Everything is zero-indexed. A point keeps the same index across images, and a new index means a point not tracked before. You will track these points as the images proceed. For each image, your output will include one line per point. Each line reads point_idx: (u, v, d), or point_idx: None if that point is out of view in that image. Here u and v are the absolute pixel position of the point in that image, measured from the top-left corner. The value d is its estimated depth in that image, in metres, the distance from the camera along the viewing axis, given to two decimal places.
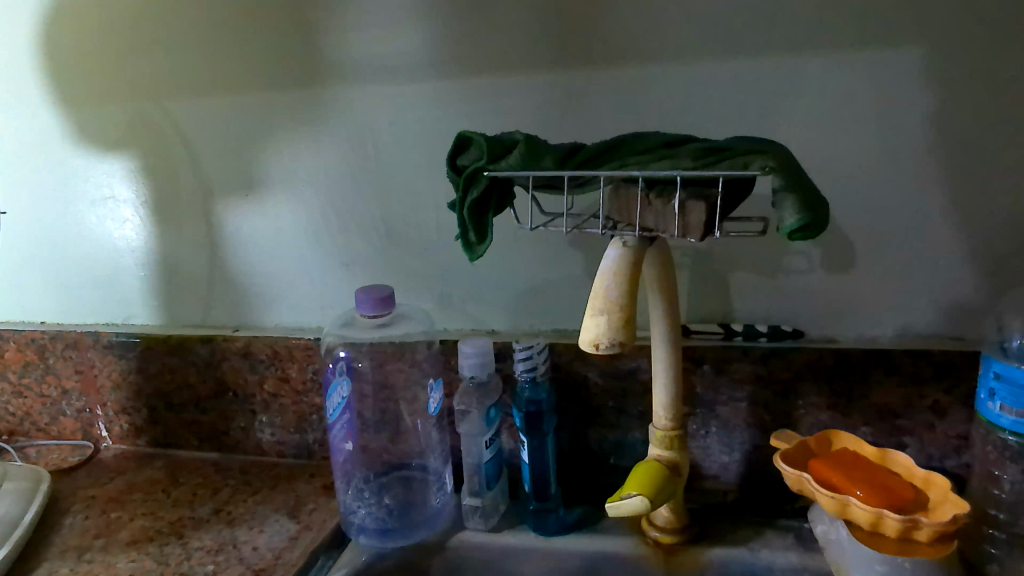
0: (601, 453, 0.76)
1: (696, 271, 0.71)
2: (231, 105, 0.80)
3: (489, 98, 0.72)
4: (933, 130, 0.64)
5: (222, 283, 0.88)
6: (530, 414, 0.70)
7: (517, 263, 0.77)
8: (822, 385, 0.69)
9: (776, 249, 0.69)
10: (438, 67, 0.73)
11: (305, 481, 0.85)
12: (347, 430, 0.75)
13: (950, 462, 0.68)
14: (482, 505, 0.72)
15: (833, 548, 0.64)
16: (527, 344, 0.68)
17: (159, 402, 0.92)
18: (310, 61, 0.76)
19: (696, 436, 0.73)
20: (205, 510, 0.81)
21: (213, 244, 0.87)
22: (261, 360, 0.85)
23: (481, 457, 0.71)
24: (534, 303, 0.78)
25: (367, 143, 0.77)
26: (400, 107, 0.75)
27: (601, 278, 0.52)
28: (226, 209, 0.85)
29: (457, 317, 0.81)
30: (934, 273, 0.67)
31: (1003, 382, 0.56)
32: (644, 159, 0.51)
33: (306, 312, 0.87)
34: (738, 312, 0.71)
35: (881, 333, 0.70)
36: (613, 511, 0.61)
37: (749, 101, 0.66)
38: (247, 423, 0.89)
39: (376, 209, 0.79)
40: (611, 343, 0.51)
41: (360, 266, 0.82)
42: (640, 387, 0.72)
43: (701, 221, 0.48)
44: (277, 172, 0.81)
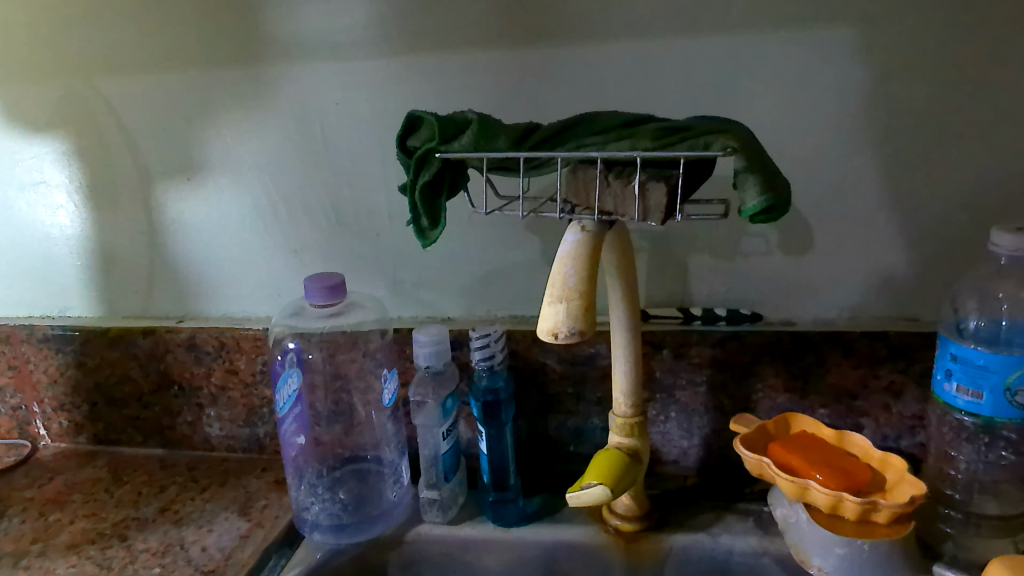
0: (560, 441, 0.74)
1: (654, 255, 0.70)
2: (167, 84, 0.76)
3: (440, 77, 0.70)
4: (888, 109, 0.64)
5: (164, 271, 0.85)
6: (487, 403, 0.68)
7: (472, 249, 0.75)
8: (781, 367, 0.68)
9: (733, 231, 0.68)
10: (387, 44, 0.70)
11: (256, 477, 0.82)
12: (299, 423, 0.72)
13: (905, 442, 0.68)
14: (440, 497, 0.70)
15: (793, 531, 0.63)
16: (484, 332, 0.66)
17: (99, 397, 0.87)
18: (252, 37, 0.73)
19: (655, 421, 0.72)
20: (150, 510, 0.78)
21: (153, 230, 0.83)
22: (207, 351, 0.82)
23: (438, 449, 0.69)
24: (490, 289, 0.77)
25: (313, 124, 0.74)
26: (349, 86, 0.72)
27: (559, 262, 0.50)
28: (165, 194, 0.81)
29: (411, 304, 0.79)
30: (889, 254, 0.67)
31: (959, 363, 0.56)
32: (601, 140, 0.49)
33: (254, 301, 0.84)
34: (697, 295, 0.71)
35: (837, 315, 0.70)
36: (573, 501, 0.60)
37: (705, 80, 0.65)
38: (194, 417, 0.86)
39: (325, 193, 0.77)
40: (571, 332, 0.49)
41: (310, 252, 0.79)
42: (599, 373, 0.71)
43: (661, 203, 0.47)
44: (219, 154, 0.78)
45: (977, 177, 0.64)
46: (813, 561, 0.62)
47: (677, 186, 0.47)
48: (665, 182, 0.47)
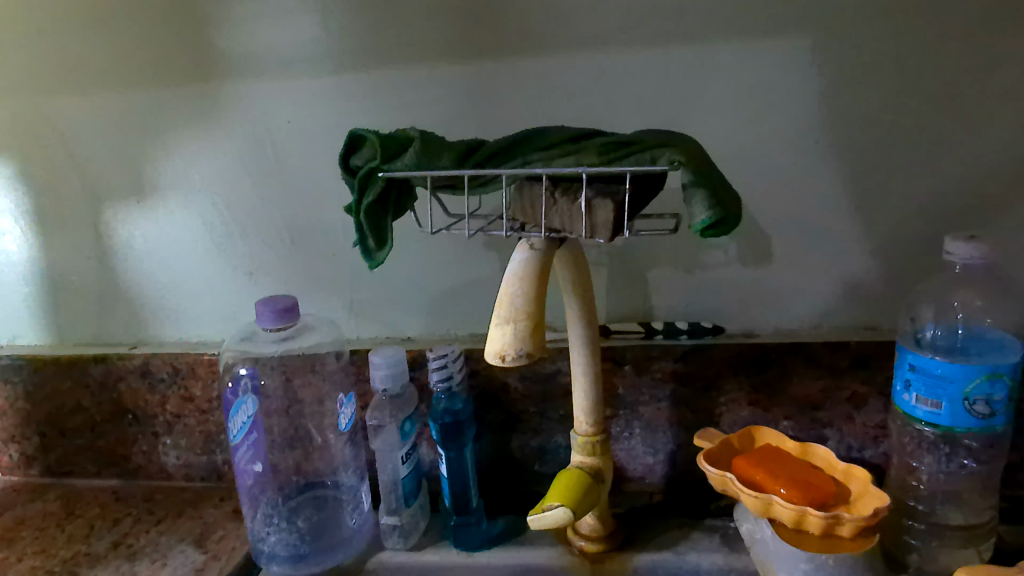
0: (524, 460, 0.73)
1: (614, 269, 0.69)
2: (115, 104, 0.74)
3: (393, 93, 0.68)
4: (842, 118, 0.63)
5: (117, 297, 0.82)
6: (448, 425, 0.67)
7: (430, 267, 0.74)
8: (743, 380, 0.68)
9: (693, 244, 0.68)
10: (338, 61, 0.69)
11: (215, 506, 0.80)
12: (254, 451, 0.69)
13: (869, 452, 0.68)
14: (400, 523, 0.68)
15: (758, 547, 0.63)
16: (441, 352, 0.65)
17: (52, 428, 0.84)
18: (201, 55, 0.71)
19: (620, 437, 0.71)
20: (103, 544, 0.75)
21: (104, 254, 0.80)
22: (161, 378, 0.80)
23: (397, 474, 0.67)
24: (449, 307, 0.75)
25: (265, 143, 0.72)
26: (300, 105, 0.70)
27: (506, 283, 0.49)
28: (116, 216, 0.79)
29: (370, 324, 0.77)
30: (848, 263, 0.67)
31: (917, 373, 0.55)
32: (549, 154, 0.48)
33: (209, 325, 0.81)
34: (658, 309, 0.70)
35: (799, 325, 0.69)
36: (536, 523, 0.58)
37: (660, 92, 0.65)
38: (150, 446, 0.83)
39: (279, 213, 0.75)
40: (518, 354, 0.48)
41: (265, 274, 0.77)
42: (561, 390, 0.70)
43: (609, 220, 0.45)
44: (170, 175, 0.76)
45: (932, 185, 0.64)
46: None
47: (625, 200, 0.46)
48: (611, 198, 0.46)
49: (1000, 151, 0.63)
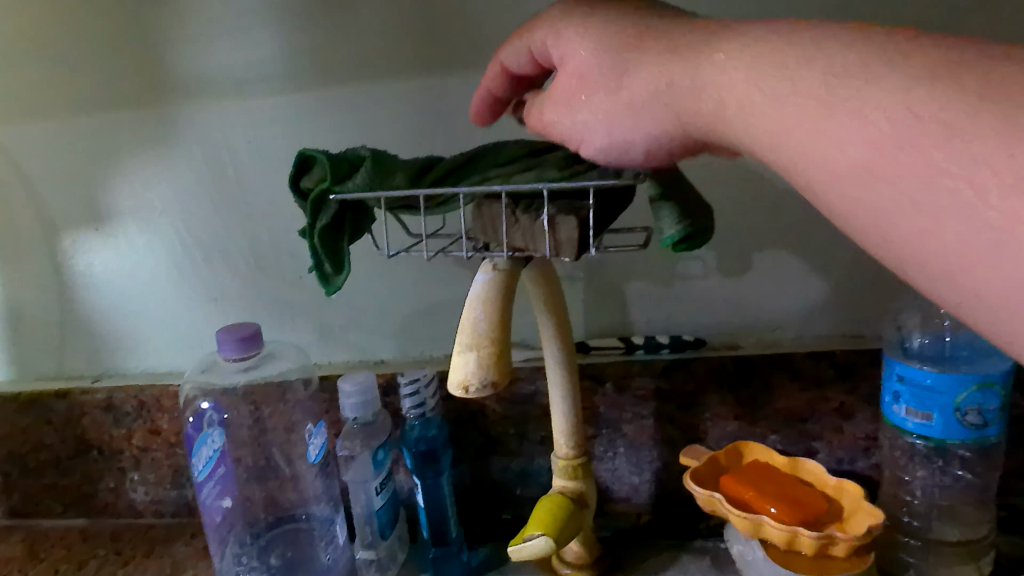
0: (505, 485, 0.70)
1: (590, 283, 0.67)
2: (66, 128, 0.70)
3: (355, 109, 0.66)
4: None
5: (76, 329, 0.78)
6: (423, 452, 0.64)
7: (401, 287, 0.71)
8: (727, 394, 0.65)
9: (671, 254, 0.65)
10: (297, 78, 0.66)
11: (186, 543, 0.76)
12: (222, 486, 0.66)
13: (861, 464, 0.65)
14: (377, 556, 0.66)
15: (750, 569, 0.60)
16: (413, 377, 0.62)
17: (14, 467, 0.80)
18: (154, 74, 0.67)
19: (603, 457, 0.68)
20: None
21: (60, 285, 0.76)
22: (126, 412, 0.75)
23: (371, 506, 0.65)
24: (422, 328, 0.73)
25: (225, 164, 0.69)
26: (259, 124, 0.67)
27: (469, 307, 0.47)
28: (71, 245, 0.74)
29: (341, 348, 0.74)
30: (832, 270, 0.65)
31: (906, 384, 0.53)
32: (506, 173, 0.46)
33: (174, 355, 0.78)
34: (637, 324, 0.67)
35: (784, 335, 0.67)
36: (516, 554, 0.55)
37: None
38: (117, 482, 0.79)
39: (242, 236, 0.71)
40: (483, 384, 0.46)
41: (231, 300, 0.74)
42: (540, 411, 0.67)
43: (573, 238, 0.43)
44: (128, 201, 0.72)
45: None
46: None
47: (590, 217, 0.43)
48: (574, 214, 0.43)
49: None
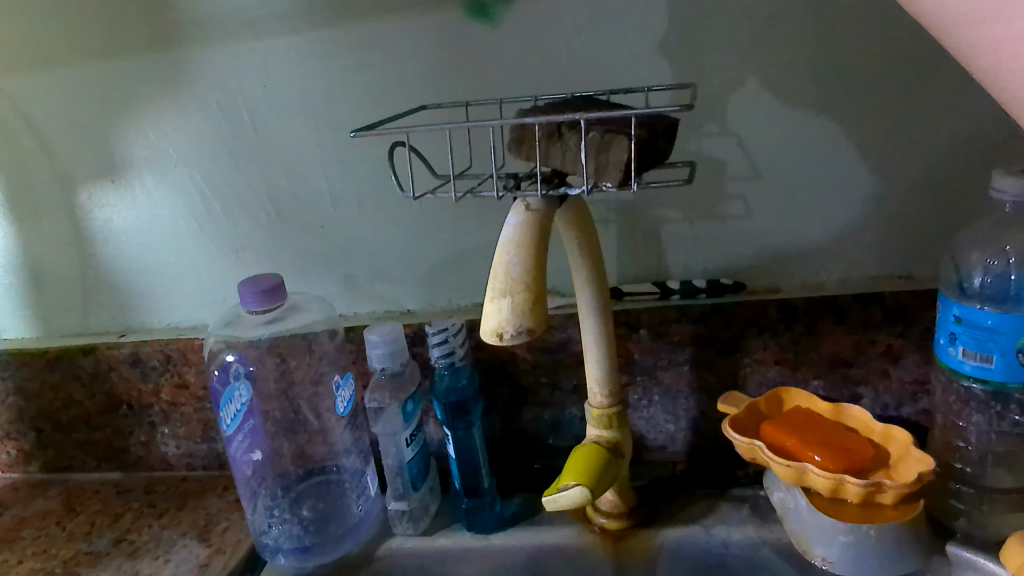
0: (537, 435, 0.69)
1: (623, 227, 0.64)
2: (75, 76, 0.68)
3: (372, 48, 0.62)
4: (871, 47, 0.57)
5: (100, 284, 0.76)
6: (453, 403, 0.62)
7: (426, 235, 0.69)
8: (769, 339, 0.63)
9: (709, 195, 0.62)
10: (310, 15, 0.62)
11: (218, 496, 0.76)
12: (251, 440, 0.65)
13: (907, 410, 0.63)
14: (409, 508, 0.65)
15: (791, 518, 0.59)
16: (441, 326, 0.60)
17: (46, 423, 0.80)
18: (163, 16, 0.64)
19: (637, 406, 0.66)
20: (104, 543, 0.72)
21: (80, 239, 0.75)
22: (152, 367, 0.74)
23: (402, 457, 0.64)
24: (449, 277, 0.70)
25: (240, 110, 0.67)
26: (273, 67, 0.64)
27: (501, 250, 0.45)
28: (89, 199, 0.73)
29: (366, 299, 0.72)
30: (880, 207, 0.61)
31: (964, 326, 0.51)
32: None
33: (199, 309, 0.76)
34: (673, 269, 0.65)
35: (828, 278, 0.64)
36: (551, 506, 0.54)
37: (667, 29, 0.58)
38: (148, 437, 0.79)
39: (261, 186, 0.69)
40: (517, 331, 0.44)
41: (252, 251, 0.72)
42: (573, 360, 0.65)
43: (623, 159, 0.42)
44: (143, 152, 0.70)
45: (971, 119, 0.58)
46: (816, 551, 0.57)
47: (643, 140, 0.43)
48: (626, 134, 0.42)
49: None
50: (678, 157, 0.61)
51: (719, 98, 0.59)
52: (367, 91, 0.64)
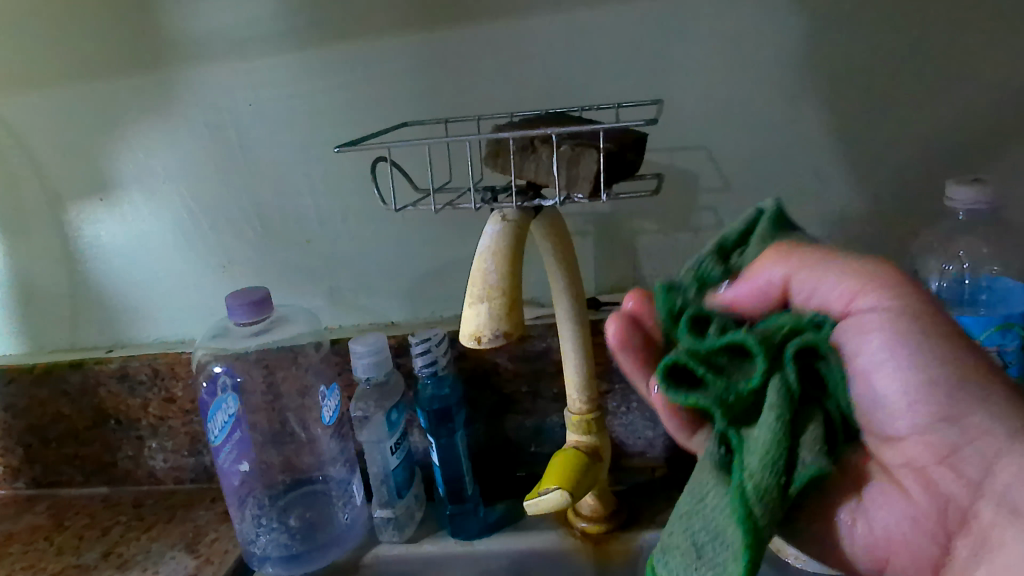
0: (520, 442, 0.70)
1: (600, 238, 0.66)
2: (64, 96, 0.69)
3: (355, 68, 0.64)
4: (831, 66, 0.60)
5: (88, 300, 0.78)
6: (437, 411, 0.64)
7: (408, 248, 0.71)
8: None
9: (681, 206, 0.64)
10: (295, 36, 0.64)
11: (206, 508, 0.77)
12: (239, 451, 0.66)
13: None
14: (395, 515, 0.66)
15: None
16: (424, 336, 0.61)
17: (34, 438, 0.80)
18: (151, 38, 0.66)
19: (616, 413, 0.68)
20: (93, 556, 0.72)
21: (68, 256, 0.76)
22: (140, 381, 0.75)
23: (387, 465, 0.65)
24: (432, 289, 0.72)
25: (226, 128, 0.68)
26: (258, 87, 0.66)
27: (479, 259, 0.47)
28: (78, 216, 0.74)
29: (351, 311, 0.74)
30: (845, 218, 0.64)
31: None
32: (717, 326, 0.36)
33: (187, 323, 0.78)
34: (649, 279, 0.67)
35: None
36: (532, 510, 0.56)
37: (638, 48, 0.60)
38: (136, 451, 0.79)
39: (247, 202, 0.71)
40: (495, 334, 0.46)
41: (239, 266, 0.74)
42: (553, 369, 0.67)
43: (593, 171, 0.44)
44: (131, 170, 0.71)
45: (930, 131, 0.61)
46: (790, 549, 0.59)
47: (611, 154, 0.45)
48: (595, 149, 0.45)
49: (999, 86, 0.59)
50: (651, 170, 0.64)
51: (689, 114, 0.62)
52: (351, 109, 0.66)
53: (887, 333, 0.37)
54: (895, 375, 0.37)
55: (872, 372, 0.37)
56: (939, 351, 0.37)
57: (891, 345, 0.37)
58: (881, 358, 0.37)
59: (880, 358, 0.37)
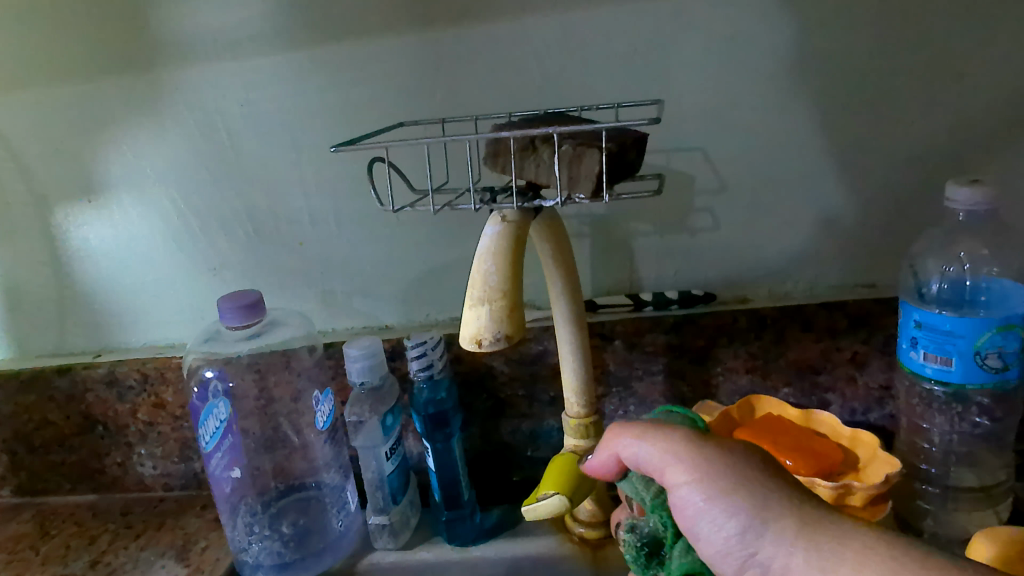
0: (515, 446, 0.70)
1: (596, 240, 0.65)
2: (52, 96, 0.68)
3: (348, 68, 0.63)
4: (829, 66, 0.59)
5: (75, 304, 0.76)
6: (432, 416, 0.63)
7: (403, 250, 0.70)
8: (739, 348, 0.64)
9: (678, 208, 0.64)
10: (288, 36, 0.63)
11: (196, 515, 0.76)
12: (231, 457, 0.65)
13: (874, 415, 0.65)
14: (390, 522, 0.65)
15: None
16: (419, 339, 0.61)
17: (19, 446, 0.79)
18: (141, 37, 0.65)
19: (613, 416, 0.68)
20: (80, 565, 0.71)
21: (55, 259, 0.74)
22: (129, 386, 0.74)
23: (382, 471, 0.64)
24: (426, 291, 0.71)
25: (217, 129, 0.67)
26: (250, 87, 0.65)
27: (478, 260, 0.47)
28: (66, 219, 0.73)
29: (344, 314, 0.73)
30: (842, 219, 0.64)
31: (924, 330, 0.53)
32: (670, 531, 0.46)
33: (177, 327, 0.76)
34: (646, 281, 0.66)
35: (794, 288, 0.66)
36: (530, 515, 0.55)
37: (635, 48, 0.60)
38: (124, 457, 0.78)
39: (239, 203, 0.70)
40: (495, 338, 0.46)
41: (231, 269, 0.73)
42: (549, 372, 0.66)
43: (595, 171, 0.43)
44: (120, 171, 0.70)
45: (926, 133, 0.61)
46: None
47: (612, 154, 0.44)
48: (597, 148, 0.44)
49: (996, 88, 0.59)
50: (648, 171, 0.63)
51: (686, 115, 0.61)
52: (344, 110, 0.65)
53: (684, 472, 0.41)
54: (713, 516, 0.39)
55: (696, 516, 0.40)
56: (726, 473, 0.40)
57: (687, 485, 0.41)
58: (696, 500, 0.40)
59: (689, 495, 0.40)
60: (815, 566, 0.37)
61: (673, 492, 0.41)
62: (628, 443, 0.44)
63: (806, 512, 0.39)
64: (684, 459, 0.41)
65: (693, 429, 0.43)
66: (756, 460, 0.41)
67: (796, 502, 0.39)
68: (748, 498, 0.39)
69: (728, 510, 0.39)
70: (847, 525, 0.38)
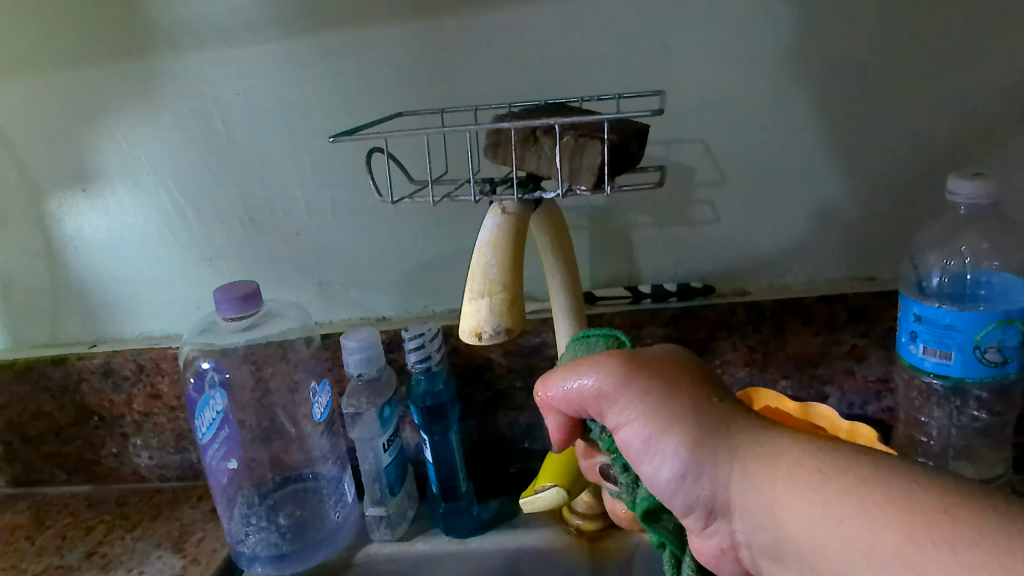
0: (513, 438, 0.70)
1: (595, 232, 0.65)
2: (45, 83, 0.67)
3: (346, 57, 0.63)
4: (830, 58, 0.59)
5: (69, 293, 0.76)
6: (430, 408, 0.63)
7: (401, 242, 0.69)
8: (737, 341, 0.64)
9: (678, 200, 0.64)
10: (285, 24, 0.63)
11: (192, 507, 0.76)
12: (228, 448, 0.65)
13: (872, 408, 0.65)
14: (387, 513, 0.65)
15: None
16: (417, 330, 0.60)
17: (14, 436, 0.78)
18: (136, 23, 0.64)
19: None
20: (75, 556, 0.71)
21: (49, 249, 0.74)
22: (124, 376, 0.74)
23: (379, 463, 0.64)
24: (425, 283, 0.71)
25: (213, 118, 0.67)
26: (247, 76, 0.65)
27: (478, 252, 0.46)
28: (60, 208, 0.72)
29: (342, 306, 0.73)
30: (842, 211, 0.63)
31: (924, 324, 0.53)
32: (633, 478, 0.43)
33: (173, 317, 0.76)
34: (644, 274, 0.66)
35: (793, 281, 0.66)
36: (529, 506, 0.56)
37: (636, 39, 0.59)
38: (120, 448, 0.78)
39: (235, 194, 0.69)
40: (495, 331, 0.46)
41: (227, 259, 0.72)
42: (547, 364, 0.66)
43: (597, 164, 0.43)
44: (114, 160, 0.69)
45: (928, 126, 0.60)
46: None
47: (614, 146, 0.44)
48: (599, 140, 0.44)
49: (998, 80, 0.59)
50: (647, 162, 0.63)
51: (686, 107, 0.61)
52: (342, 100, 0.64)
53: (620, 409, 0.38)
54: (659, 455, 0.37)
55: (640, 453, 0.38)
56: (657, 407, 0.37)
57: (625, 421, 0.38)
58: (641, 438, 0.37)
59: (628, 432, 0.38)
60: (751, 490, 0.34)
61: (616, 431, 0.39)
62: (559, 387, 0.41)
63: (741, 441, 0.36)
64: (613, 396, 0.38)
65: (623, 357, 0.40)
66: (689, 387, 0.39)
67: (729, 428, 0.36)
68: (683, 429, 0.36)
69: (663, 446, 0.36)
70: (782, 442, 0.35)
